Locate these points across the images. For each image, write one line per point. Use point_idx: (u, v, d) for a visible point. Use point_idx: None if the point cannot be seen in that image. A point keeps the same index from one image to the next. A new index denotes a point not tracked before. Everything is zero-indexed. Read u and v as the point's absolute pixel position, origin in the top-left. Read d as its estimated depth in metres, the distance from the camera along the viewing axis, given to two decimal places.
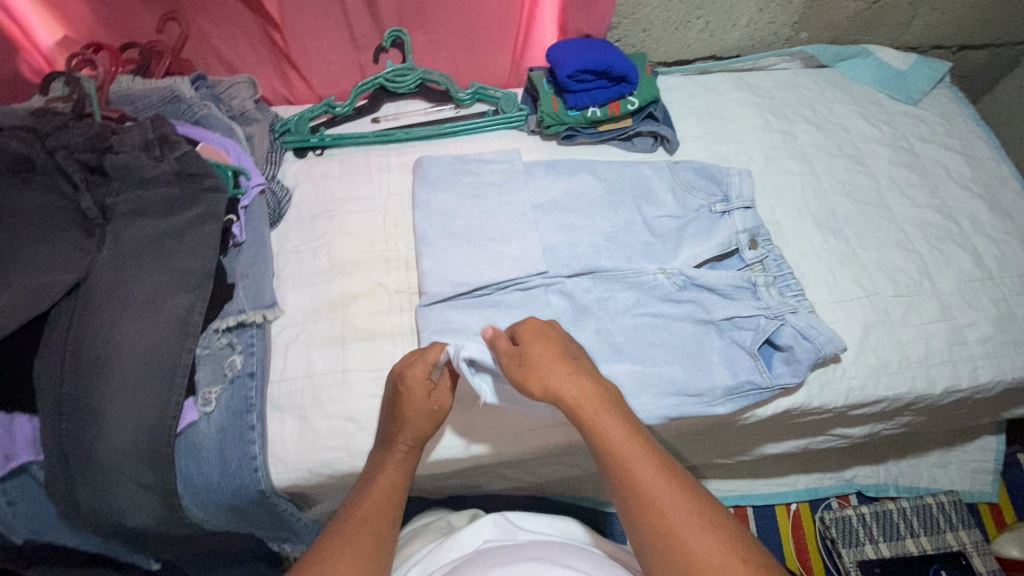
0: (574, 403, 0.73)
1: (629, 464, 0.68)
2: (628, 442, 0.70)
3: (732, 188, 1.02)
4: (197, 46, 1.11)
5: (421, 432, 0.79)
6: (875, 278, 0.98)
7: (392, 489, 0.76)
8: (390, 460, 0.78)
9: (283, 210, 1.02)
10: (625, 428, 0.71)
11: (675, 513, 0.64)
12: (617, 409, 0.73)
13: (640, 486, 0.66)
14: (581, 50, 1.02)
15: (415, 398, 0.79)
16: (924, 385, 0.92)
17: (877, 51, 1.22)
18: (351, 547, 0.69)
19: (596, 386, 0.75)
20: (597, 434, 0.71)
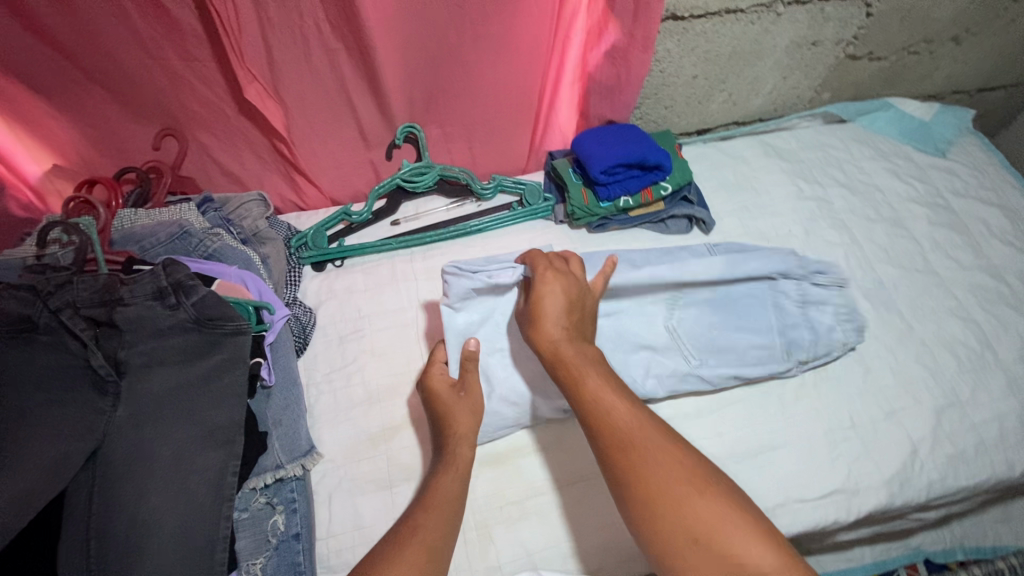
0: (563, 362, 0.73)
1: (617, 428, 0.66)
2: (617, 402, 0.68)
3: (803, 265, 0.98)
4: (198, 160, 1.04)
5: (465, 435, 0.76)
6: (937, 354, 0.95)
7: (455, 494, 0.70)
8: (444, 467, 0.73)
9: (308, 336, 0.95)
10: (615, 393, 0.69)
11: (658, 474, 0.62)
12: (605, 372, 0.72)
13: (631, 454, 0.64)
14: (610, 143, 0.98)
15: (444, 397, 0.79)
16: (1004, 468, 0.88)
17: (898, 103, 1.20)
18: (419, 540, 0.63)
19: (587, 350, 0.74)
20: (582, 404, 0.69)
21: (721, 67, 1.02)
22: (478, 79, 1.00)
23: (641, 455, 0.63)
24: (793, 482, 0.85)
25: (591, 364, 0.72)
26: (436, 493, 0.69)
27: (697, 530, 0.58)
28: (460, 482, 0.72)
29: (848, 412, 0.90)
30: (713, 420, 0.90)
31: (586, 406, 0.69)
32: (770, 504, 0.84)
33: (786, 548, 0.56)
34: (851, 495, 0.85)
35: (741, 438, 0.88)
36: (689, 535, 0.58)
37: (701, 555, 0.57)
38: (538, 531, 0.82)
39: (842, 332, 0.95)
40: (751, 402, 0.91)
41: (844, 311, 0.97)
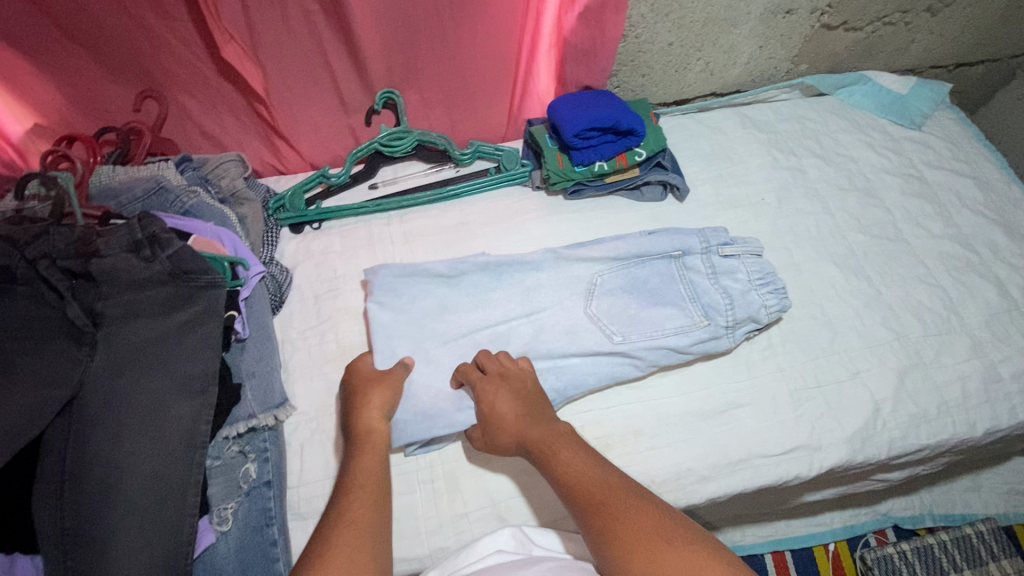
0: (534, 447, 0.76)
1: (586, 487, 0.70)
2: (589, 469, 0.72)
3: (706, 238, 0.97)
4: (178, 122, 1.05)
5: (381, 422, 0.79)
6: (903, 318, 0.96)
7: (374, 479, 0.72)
8: (362, 455, 0.75)
9: (284, 295, 0.97)
10: (584, 456, 0.74)
11: (634, 528, 0.64)
12: (575, 443, 0.76)
13: (608, 506, 0.67)
14: (585, 107, 0.98)
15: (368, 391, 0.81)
16: (965, 428, 0.90)
17: (876, 76, 1.21)
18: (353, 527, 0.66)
19: (553, 425, 0.78)
20: (558, 468, 0.73)
21: (695, 34, 1.03)
22: (454, 43, 1.00)
23: (617, 510, 0.66)
24: (756, 437, 0.87)
25: (565, 441, 0.75)
26: (357, 479, 0.72)
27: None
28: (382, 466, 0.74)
29: (814, 372, 0.92)
30: (680, 379, 0.92)
31: (562, 474, 0.72)
32: (733, 459, 0.86)
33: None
34: (813, 451, 0.87)
35: (708, 396, 0.90)
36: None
37: None
38: (506, 481, 0.84)
39: (758, 296, 0.92)
40: (718, 362, 0.93)
41: (757, 274, 0.94)
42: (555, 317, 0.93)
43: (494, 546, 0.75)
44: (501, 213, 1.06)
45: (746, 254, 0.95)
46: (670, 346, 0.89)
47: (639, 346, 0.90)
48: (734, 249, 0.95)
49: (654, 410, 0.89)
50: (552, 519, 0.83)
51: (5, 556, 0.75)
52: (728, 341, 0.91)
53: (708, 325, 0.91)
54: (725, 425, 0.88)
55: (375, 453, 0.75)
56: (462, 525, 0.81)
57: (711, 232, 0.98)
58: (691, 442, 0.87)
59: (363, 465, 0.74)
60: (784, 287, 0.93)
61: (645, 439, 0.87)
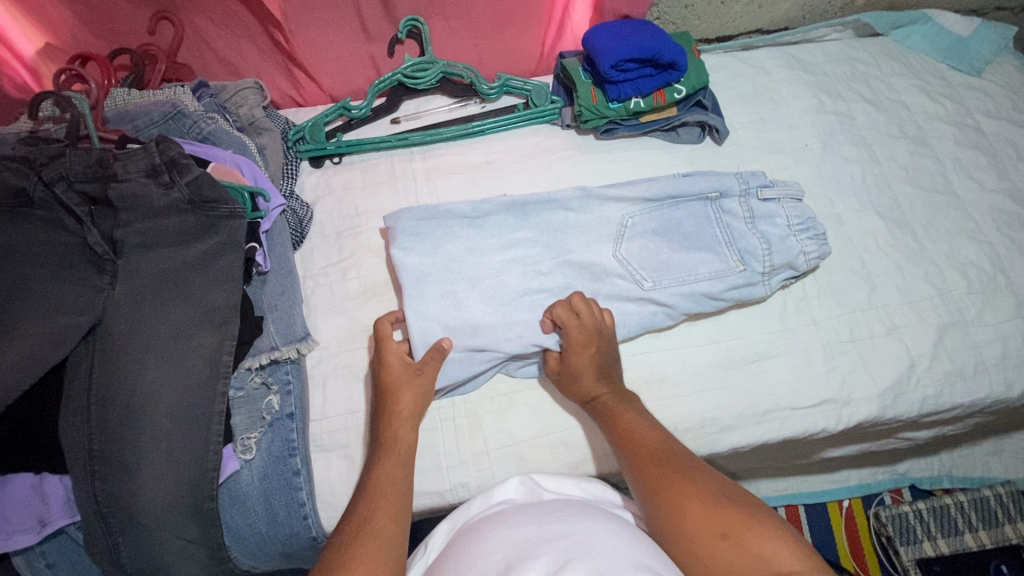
0: (598, 402, 0.78)
1: (646, 448, 0.72)
2: (647, 430, 0.74)
3: (745, 181, 0.93)
4: (194, 47, 1.00)
5: (408, 423, 0.77)
6: (946, 274, 0.92)
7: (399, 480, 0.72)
8: (387, 458, 0.73)
9: (304, 230, 0.94)
10: (644, 421, 0.75)
11: (686, 484, 0.66)
12: (634, 405, 0.78)
13: (663, 466, 0.69)
14: (623, 36, 0.92)
15: (397, 380, 0.78)
16: (1001, 388, 0.88)
17: (938, 16, 1.11)
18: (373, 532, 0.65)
19: (621, 394, 0.79)
20: (617, 427, 0.75)
21: None
22: None
23: (668, 469, 0.68)
24: (785, 389, 0.85)
25: (628, 407, 0.77)
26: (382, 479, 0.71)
27: (723, 526, 0.61)
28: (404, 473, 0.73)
29: (849, 326, 0.88)
30: (709, 328, 0.89)
31: (621, 431, 0.75)
32: (760, 410, 0.84)
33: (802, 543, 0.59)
34: (842, 405, 0.85)
35: (737, 346, 0.88)
36: (717, 531, 0.61)
37: (728, 551, 0.60)
38: (528, 423, 0.84)
39: (798, 241, 0.89)
40: (750, 311, 0.90)
41: (797, 219, 0.90)
42: (582, 260, 0.90)
43: (503, 495, 0.75)
44: (528, 152, 1.02)
45: (786, 197, 0.91)
46: (701, 295, 0.87)
47: (668, 295, 0.87)
48: (776, 191, 0.91)
49: (681, 358, 0.87)
50: (572, 461, 0.83)
51: (34, 475, 0.76)
52: (763, 289, 0.88)
53: (743, 270, 0.88)
54: (753, 376, 0.86)
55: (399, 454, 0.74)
56: (483, 463, 0.82)
57: (753, 173, 0.94)
58: (717, 392, 0.85)
59: (390, 461, 0.73)
60: (824, 232, 0.89)
61: (670, 387, 0.85)
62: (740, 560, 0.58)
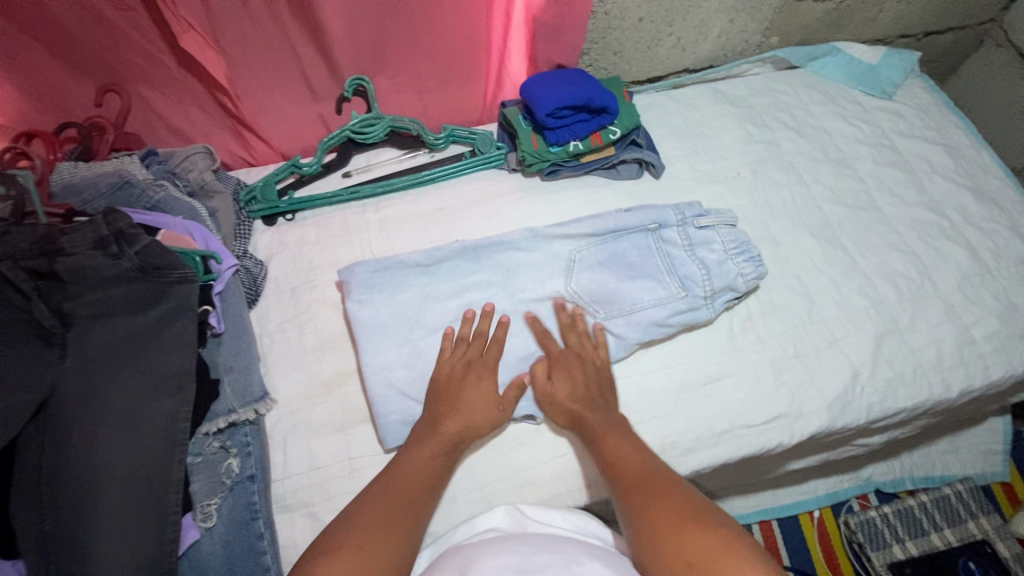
0: (586, 428, 0.81)
1: (632, 474, 0.74)
2: (635, 457, 0.76)
3: (682, 212, 0.98)
4: (143, 117, 1.02)
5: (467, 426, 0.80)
6: (878, 285, 0.98)
7: (443, 454, 0.78)
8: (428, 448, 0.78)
9: (259, 288, 0.95)
10: (636, 447, 0.78)
11: (664, 514, 0.68)
12: (627, 431, 0.81)
13: (644, 490, 0.72)
14: (557, 85, 0.98)
15: (466, 386, 0.83)
16: (940, 390, 0.92)
17: (848, 47, 1.21)
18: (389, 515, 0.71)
19: (612, 420, 0.81)
20: (610, 448, 0.78)
21: (666, 9, 1.02)
22: (423, 27, 0.99)
23: (652, 498, 0.71)
24: (738, 408, 0.88)
25: (618, 432, 0.80)
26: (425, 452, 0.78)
27: (692, 557, 0.63)
28: (440, 463, 0.78)
29: (793, 342, 0.93)
30: (662, 354, 0.92)
31: (609, 456, 0.77)
32: (716, 431, 0.87)
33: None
34: (794, 419, 0.88)
35: (690, 369, 0.91)
36: (685, 560, 0.64)
37: None
38: (491, 464, 0.84)
39: (735, 264, 0.94)
40: (698, 334, 0.94)
41: (733, 244, 0.95)
42: (535, 298, 0.93)
43: (489, 523, 0.77)
44: (478, 196, 1.06)
45: (721, 224, 0.97)
46: (651, 323, 0.90)
47: (619, 326, 0.91)
48: (710, 219, 0.97)
49: (638, 387, 0.90)
50: (540, 498, 0.84)
51: None
52: (708, 313, 0.92)
53: (687, 296, 0.92)
54: (707, 398, 0.89)
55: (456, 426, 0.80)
56: (450, 509, 0.82)
57: (691, 203, 0.99)
58: (675, 416, 0.87)
59: (428, 451, 0.78)
60: (759, 254, 0.95)
61: (630, 415, 0.87)
62: None
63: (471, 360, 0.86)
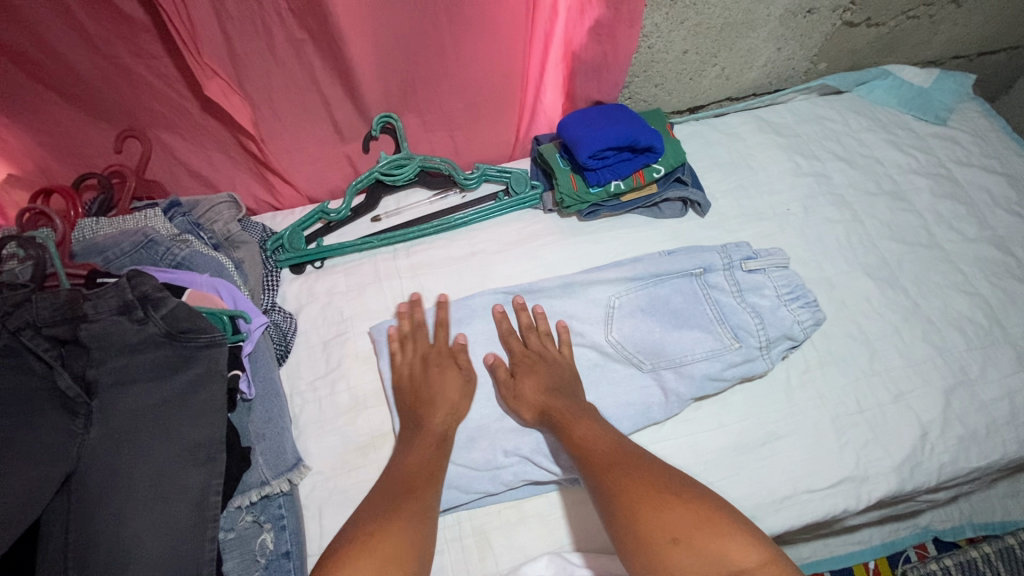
0: (555, 414, 0.78)
1: (601, 454, 0.72)
2: (601, 435, 0.75)
3: (728, 254, 0.93)
4: (163, 162, 0.98)
5: (448, 413, 0.80)
6: (943, 332, 0.91)
7: (424, 471, 0.74)
8: (416, 445, 0.77)
9: (289, 344, 0.90)
10: (598, 426, 0.77)
11: (639, 488, 0.67)
12: (592, 414, 0.79)
13: (611, 466, 0.70)
14: (598, 125, 0.92)
15: (440, 377, 0.83)
16: (1016, 447, 0.86)
17: (898, 71, 1.14)
18: (395, 518, 0.67)
19: (574, 403, 0.80)
20: (573, 428, 0.76)
21: (713, 40, 0.96)
22: (455, 63, 0.94)
23: (622, 470, 0.70)
24: (800, 471, 0.82)
25: (583, 415, 0.78)
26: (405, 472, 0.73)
27: (671, 530, 0.62)
28: (438, 452, 0.77)
29: (856, 396, 0.87)
30: (715, 410, 0.87)
31: (577, 439, 0.75)
32: (777, 497, 0.81)
33: (763, 542, 0.61)
34: (860, 482, 0.82)
35: (745, 428, 0.85)
36: (668, 536, 0.62)
37: (683, 556, 0.60)
38: (539, 536, 0.79)
39: (789, 311, 0.88)
40: (754, 388, 0.88)
41: (786, 289, 0.89)
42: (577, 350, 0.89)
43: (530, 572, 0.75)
44: (513, 239, 1.01)
45: (772, 267, 0.91)
46: (705, 378, 0.85)
47: (669, 379, 0.85)
48: (760, 262, 0.91)
49: (691, 447, 0.84)
50: None
51: None
52: (764, 365, 0.86)
53: (740, 348, 0.86)
54: (765, 459, 0.83)
55: (429, 442, 0.77)
56: None
57: (738, 244, 0.94)
58: (732, 481, 0.82)
59: (419, 451, 0.76)
60: (815, 299, 0.89)
61: None
62: (691, 562, 0.60)
63: (428, 381, 0.82)
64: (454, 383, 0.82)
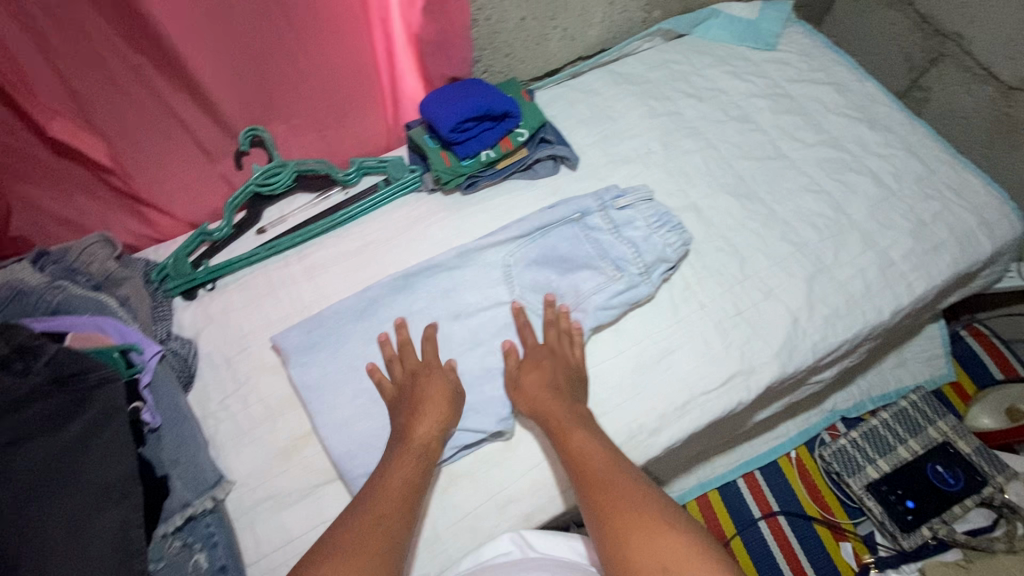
0: (551, 423, 0.79)
1: (597, 472, 0.72)
2: (599, 451, 0.74)
3: (600, 197, 0.99)
4: (26, 217, 0.93)
5: (441, 419, 0.79)
6: (798, 229, 1.01)
7: (405, 488, 0.72)
8: (408, 452, 0.76)
9: (192, 368, 0.90)
10: (595, 437, 0.76)
11: (635, 521, 0.64)
12: (592, 426, 0.79)
13: (613, 498, 0.67)
14: (454, 99, 0.97)
15: (428, 392, 0.81)
16: (874, 315, 0.97)
17: (725, 8, 1.25)
18: (388, 520, 0.67)
19: (579, 415, 0.80)
20: (572, 438, 0.77)
21: (545, 3, 1.02)
22: (307, 63, 0.95)
23: (618, 495, 0.68)
24: (695, 377, 0.90)
25: (581, 426, 0.78)
26: (388, 485, 0.71)
27: (665, 563, 0.60)
28: (420, 465, 0.75)
29: (733, 300, 0.95)
30: (613, 340, 0.93)
31: (575, 452, 0.75)
32: (679, 404, 0.88)
33: None
34: (748, 375, 0.90)
35: (642, 350, 0.92)
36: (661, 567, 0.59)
37: None
38: (471, 491, 0.83)
39: (660, 237, 0.95)
40: (646, 313, 0.95)
41: (654, 217, 0.97)
42: (480, 314, 0.92)
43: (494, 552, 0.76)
44: (402, 224, 1.03)
45: (639, 202, 0.98)
46: (598, 311, 0.91)
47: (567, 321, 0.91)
48: (628, 199, 0.98)
49: (597, 379, 0.90)
50: (524, 514, 0.82)
51: None
52: (647, 290, 0.93)
53: (623, 277, 0.93)
54: (665, 374, 0.90)
55: (416, 454, 0.76)
56: (438, 548, 0.80)
57: (612, 187, 1.00)
58: (637, 399, 0.88)
59: (405, 463, 0.74)
60: (681, 222, 0.97)
61: (595, 407, 0.88)
62: None
63: (420, 387, 0.82)
64: (438, 388, 0.82)
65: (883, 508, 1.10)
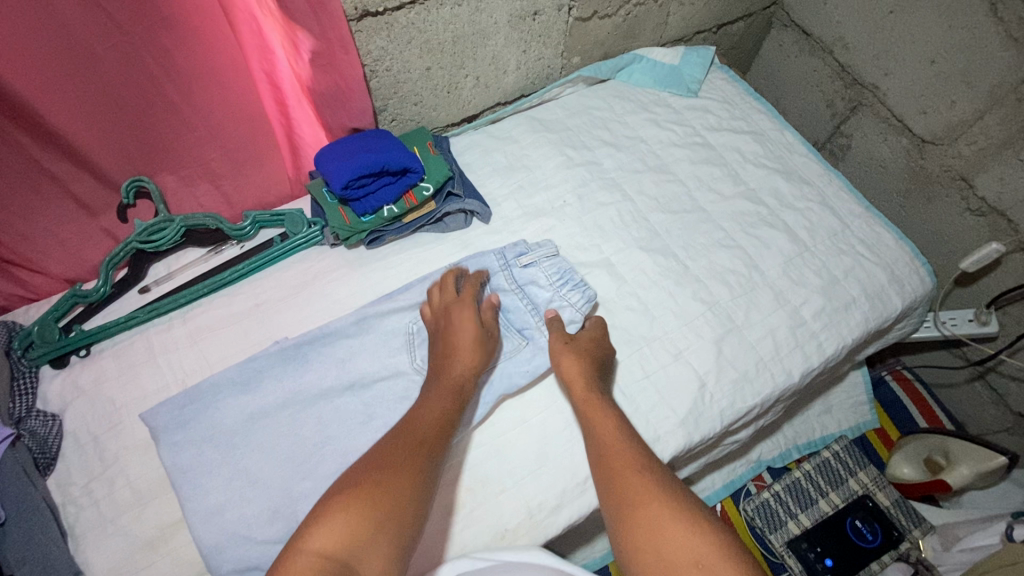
0: (587, 414, 0.80)
1: (620, 465, 0.73)
2: (625, 442, 0.76)
3: (502, 255, 0.96)
4: None
5: (468, 366, 0.81)
6: (710, 287, 0.99)
7: (436, 425, 0.75)
8: (435, 396, 0.78)
9: (53, 449, 0.82)
10: (623, 429, 0.78)
11: (652, 511, 0.67)
12: (619, 418, 0.80)
13: (638, 491, 0.69)
14: (347, 155, 0.92)
15: (462, 333, 0.83)
16: (784, 378, 0.95)
17: (647, 53, 1.24)
18: (412, 466, 0.70)
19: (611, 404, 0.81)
20: (594, 425, 0.79)
21: (450, 54, 1.00)
22: (192, 113, 0.89)
23: (640, 486, 0.70)
24: None
25: (609, 416, 0.79)
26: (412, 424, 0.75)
27: (694, 555, 0.62)
28: (454, 402, 0.78)
29: (640, 364, 0.92)
30: (517, 408, 0.88)
31: (602, 442, 0.77)
32: (580, 479, 0.85)
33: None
34: (653, 446, 0.87)
35: (546, 420, 0.88)
36: (689, 560, 0.62)
37: None
38: None
39: (563, 296, 0.92)
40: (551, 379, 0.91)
41: (556, 276, 0.94)
42: (376, 385, 0.86)
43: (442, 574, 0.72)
44: (298, 282, 0.97)
45: (542, 258, 0.96)
46: (501, 377, 0.86)
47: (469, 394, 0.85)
48: (531, 256, 0.95)
49: (498, 453, 0.85)
50: None
51: None
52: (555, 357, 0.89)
53: (528, 343, 0.89)
54: (567, 446, 0.86)
55: (449, 392, 0.79)
56: None
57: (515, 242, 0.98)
58: (538, 474, 0.84)
59: (432, 406, 0.77)
60: (583, 279, 0.94)
61: (493, 484, 0.83)
62: None
63: (449, 330, 0.84)
64: (471, 330, 0.83)
65: (803, 567, 1.08)
